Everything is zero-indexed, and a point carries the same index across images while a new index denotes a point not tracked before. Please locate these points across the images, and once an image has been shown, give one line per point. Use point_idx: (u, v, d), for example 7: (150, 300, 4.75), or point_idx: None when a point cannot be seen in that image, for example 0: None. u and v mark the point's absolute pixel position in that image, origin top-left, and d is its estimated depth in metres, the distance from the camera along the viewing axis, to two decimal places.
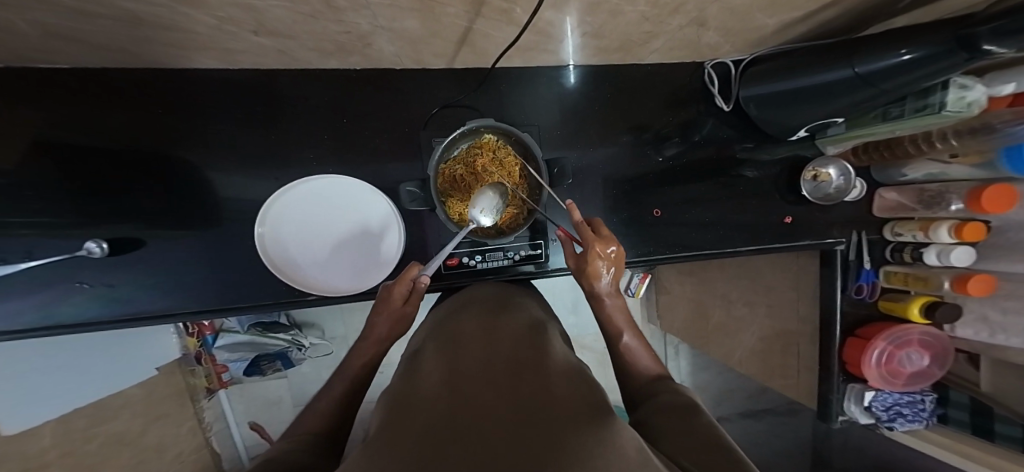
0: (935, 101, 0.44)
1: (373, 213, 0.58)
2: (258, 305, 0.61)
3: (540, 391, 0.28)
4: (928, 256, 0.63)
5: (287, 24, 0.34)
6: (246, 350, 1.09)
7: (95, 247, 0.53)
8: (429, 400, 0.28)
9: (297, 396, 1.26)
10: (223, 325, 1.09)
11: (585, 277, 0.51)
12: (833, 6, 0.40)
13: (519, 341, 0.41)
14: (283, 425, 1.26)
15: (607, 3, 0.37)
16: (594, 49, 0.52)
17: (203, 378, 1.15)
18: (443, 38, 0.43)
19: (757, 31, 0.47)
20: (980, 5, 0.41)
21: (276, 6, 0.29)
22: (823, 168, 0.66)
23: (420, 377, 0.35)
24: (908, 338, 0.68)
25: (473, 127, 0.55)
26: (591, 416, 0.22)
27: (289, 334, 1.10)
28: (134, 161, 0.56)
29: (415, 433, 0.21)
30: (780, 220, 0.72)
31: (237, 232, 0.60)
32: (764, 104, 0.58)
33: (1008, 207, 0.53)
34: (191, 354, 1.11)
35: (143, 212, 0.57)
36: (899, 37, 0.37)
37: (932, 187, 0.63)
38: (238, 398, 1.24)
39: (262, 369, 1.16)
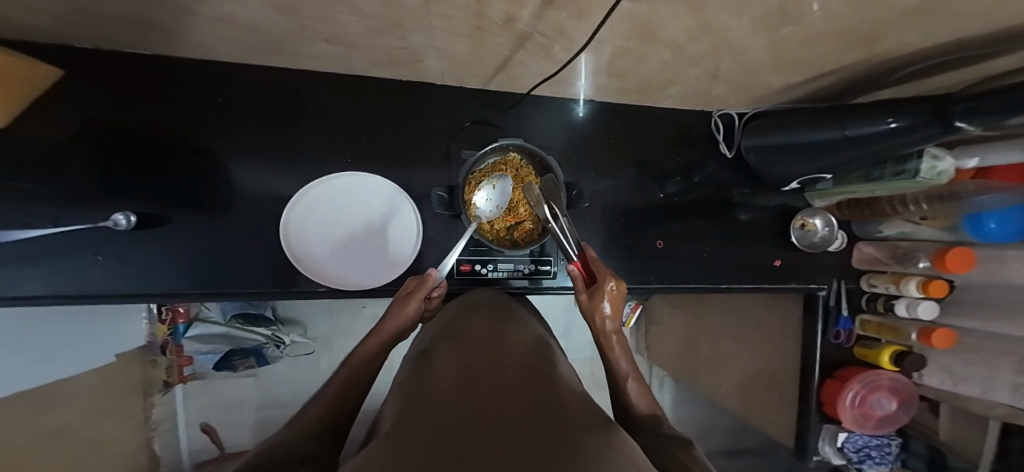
0: (911, 167, 0.50)
1: (393, 209, 0.60)
2: (257, 294, 0.60)
3: (553, 402, 0.28)
4: (899, 308, 0.69)
5: (355, 25, 0.37)
6: (219, 342, 1.06)
7: (122, 219, 0.52)
8: (442, 396, 0.28)
9: (264, 399, 1.19)
10: (199, 314, 1.04)
11: (596, 314, 0.51)
12: (831, 73, 0.47)
13: (523, 352, 0.41)
14: (240, 430, 1.18)
15: (638, 51, 0.42)
16: (617, 90, 0.57)
17: (164, 371, 1.08)
18: (484, 62, 0.47)
19: (762, 89, 0.53)
20: (959, 85, 0.48)
21: (350, 20, 0.35)
22: (809, 218, 0.73)
23: (430, 374, 0.36)
24: (878, 383, 0.72)
25: (502, 145, 0.59)
26: (596, 426, 0.23)
27: (270, 329, 1.07)
28: (163, 143, 0.56)
29: (431, 425, 0.21)
30: (770, 262, 0.77)
31: (251, 220, 0.60)
32: (765, 154, 0.63)
33: (969, 266, 0.59)
34: (158, 342, 1.05)
35: (161, 191, 0.56)
36: (886, 108, 0.43)
37: (905, 245, 0.70)
38: (198, 396, 1.15)
39: (233, 365, 1.10)
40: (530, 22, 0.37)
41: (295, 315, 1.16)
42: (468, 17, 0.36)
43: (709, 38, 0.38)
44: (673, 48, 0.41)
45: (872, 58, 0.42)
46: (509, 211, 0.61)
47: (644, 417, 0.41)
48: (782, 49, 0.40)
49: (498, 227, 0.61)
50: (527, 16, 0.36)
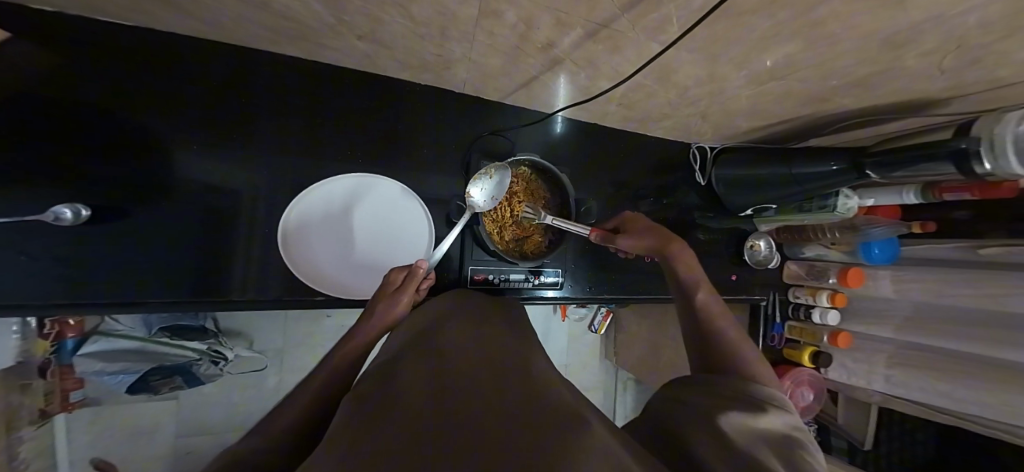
0: (833, 203, 0.64)
1: (393, 205, 0.58)
2: (226, 304, 0.51)
3: (531, 408, 0.22)
4: (814, 316, 0.85)
5: (400, 23, 0.37)
6: (134, 361, 0.76)
7: (69, 212, 0.41)
8: (396, 412, 0.21)
9: (188, 423, 0.91)
10: (100, 326, 0.72)
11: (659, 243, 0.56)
12: (787, 123, 0.58)
13: (510, 349, 0.36)
14: (150, 465, 0.88)
15: (650, 88, 0.49)
16: (622, 118, 0.63)
17: (41, 399, 0.68)
18: (512, 78, 0.50)
19: (733, 129, 0.63)
20: (863, 140, 0.64)
21: (397, 21, 0.37)
22: (756, 240, 0.85)
23: (396, 376, 0.29)
24: (801, 378, 0.86)
25: (519, 159, 0.60)
26: (578, 433, 0.19)
27: (206, 343, 0.82)
28: (118, 128, 0.44)
29: (373, 439, 0.17)
30: (728, 277, 0.86)
31: (225, 217, 0.51)
32: (731, 185, 0.73)
33: (858, 283, 0.77)
34: (35, 363, 0.65)
35: (107, 179, 0.44)
36: (828, 155, 0.55)
37: (819, 263, 0.85)
38: (88, 427, 0.81)
39: (152, 388, 0.80)
40: (567, 49, 0.40)
41: (235, 325, 0.92)
42: (513, 36, 0.39)
43: (708, 84, 0.46)
44: (680, 90, 0.48)
45: (815, 115, 0.54)
46: (518, 223, 0.63)
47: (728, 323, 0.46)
48: (759, 99, 0.49)
49: (505, 238, 0.61)
50: (566, 45, 0.39)
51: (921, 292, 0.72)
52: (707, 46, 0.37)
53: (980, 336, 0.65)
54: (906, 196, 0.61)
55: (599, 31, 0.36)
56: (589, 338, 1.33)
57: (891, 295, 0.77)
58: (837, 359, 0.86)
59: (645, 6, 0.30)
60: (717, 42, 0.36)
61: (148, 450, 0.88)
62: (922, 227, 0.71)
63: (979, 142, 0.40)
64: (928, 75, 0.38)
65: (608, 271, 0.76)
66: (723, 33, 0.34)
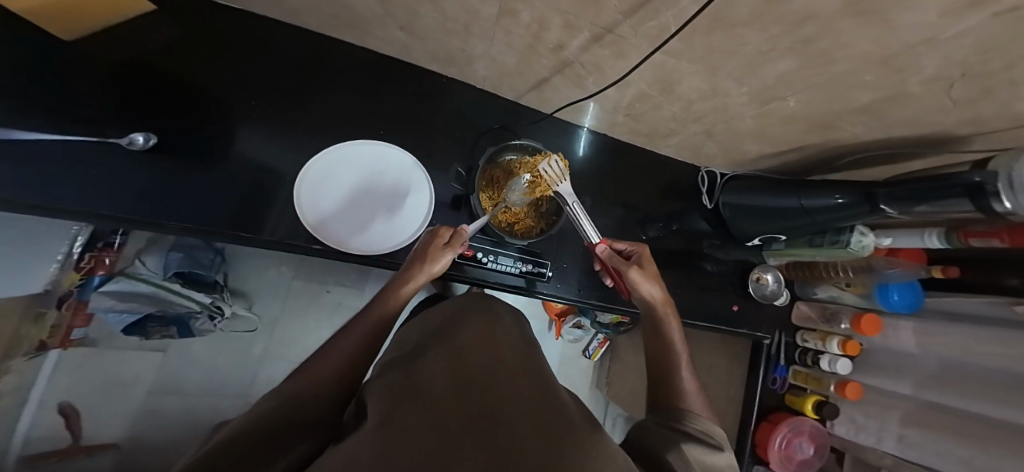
0: (844, 239, 0.61)
1: (401, 174, 0.61)
2: (254, 240, 0.53)
3: (547, 413, 0.26)
4: (823, 362, 0.78)
5: (430, 16, 0.41)
6: (142, 303, 0.80)
7: (143, 139, 0.46)
8: (440, 408, 0.25)
9: (165, 381, 0.90)
10: (126, 268, 0.80)
11: (653, 280, 0.56)
12: (798, 151, 0.58)
13: (519, 352, 0.41)
14: (114, 419, 0.85)
15: (655, 99, 0.51)
16: (630, 131, 0.64)
17: (46, 330, 0.75)
18: (526, 78, 0.53)
19: (742, 154, 0.63)
20: (879, 175, 0.58)
21: (425, 14, 0.41)
22: (762, 273, 0.82)
23: (419, 376, 0.33)
24: (801, 428, 0.81)
25: (523, 143, 0.64)
26: (574, 436, 0.23)
27: (209, 297, 0.87)
28: (170, 73, 0.50)
29: (414, 433, 0.21)
30: (731, 308, 0.82)
31: (236, 165, 0.53)
32: (739, 211, 0.72)
33: (874, 329, 0.71)
34: (58, 293, 0.74)
35: (152, 114, 0.49)
36: (835, 186, 0.54)
37: (832, 305, 0.79)
38: (75, 368, 0.82)
39: (146, 333, 0.85)
40: (576, 52, 0.43)
41: (241, 286, 0.96)
42: (527, 36, 0.42)
43: (713, 100, 0.47)
44: (684, 104, 0.50)
45: (825, 144, 0.53)
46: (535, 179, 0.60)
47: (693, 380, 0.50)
48: (766, 121, 0.50)
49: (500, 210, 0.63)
50: (575, 47, 0.42)
51: (943, 347, 0.66)
52: (707, 58, 0.38)
53: (989, 395, 0.59)
54: (929, 239, 0.58)
55: (604, 35, 0.39)
56: (582, 363, 1.30)
57: (913, 350, 0.72)
58: (847, 412, 0.82)
59: (645, 13, 0.33)
60: (718, 55, 0.37)
61: (119, 402, 0.86)
62: (945, 272, 0.68)
63: (998, 179, 0.37)
64: (935, 109, 0.38)
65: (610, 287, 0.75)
66: (723, 45, 0.35)
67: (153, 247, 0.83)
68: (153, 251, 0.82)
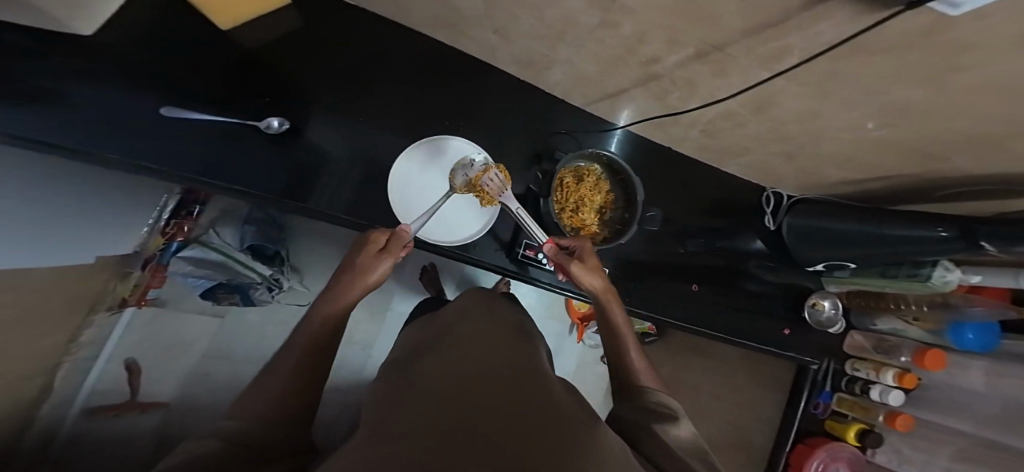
0: (924, 272, 0.59)
1: (481, 166, 0.60)
2: (330, 216, 0.52)
3: (550, 404, 0.23)
4: (873, 392, 0.75)
5: (522, 19, 0.39)
6: (212, 270, 0.83)
7: (278, 125, 0.48)
8: (446, 394, 0.22)
9: (219, 347, 0.96)
10: (201, 236, 0.83)
11: (591, 273, 0.48)
12: (886, 178, 0.54)
13: (524, 350, 0.37)
14: (169, 379, 0.91)
15: (741, 118, 0.48)
16: (698, 146, 0.61)
17: (128, 289, 0.80)
18: (602, 88, 0.51)
19: (819, 177, 0.59)
20: (985, 211, 0.54)
21: (521, 17, 0.39)
22: (819, 299, 0.78)
23: (421, 369, 0.30)
24: (839, 453, 0.79)
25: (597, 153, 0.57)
26: (583, 426, 0.20)
27: (270, 270, 0.89)
28: (266, 62, 0.51)
29: (409, 418, 0.19)
30: (779, 331, 0.78)
31: (291, 159, 0.51)
32: (805, 235, 0.68)
33: (936, 365, 0.67)
34: (145, 254, 0.79)
35: (248, 99, 0.49)
36: (932, 220, 0.50)
37: (892, 338, 0.76)
38: (144, 327, 0.88)
39: (216, 298, 0.89)
40: (669, 66, 0.41)
41: (298, 262, 0.98)
42: (619, 47, 0.40)
43: (809, 122, 0.44)
44: (774, 124, 0.47)
45: (924, 174, 0.49)
46: (573, 189, 0.56)
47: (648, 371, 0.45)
48: (862, 147, 0.46)
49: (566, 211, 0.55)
50: (670, 62, 0.40)
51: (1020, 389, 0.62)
52: (820, 81, 0.35)
53: None
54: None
55: (709, 53, 0.36)
56: (601, 369, 1.30)
57: (978, 391, 0.68)
58: (890, 442, 0.80)
59: (770, 33, 0.30)
60: (838, 79, 0.34)
61: (178, 362, 0.92)
62: None
63: None
64: None
65: (667, 302, 0.72)
66: (848, 70, 0.33)
67: (226, 218, 0.87)
68: (227, 224, 0.87)
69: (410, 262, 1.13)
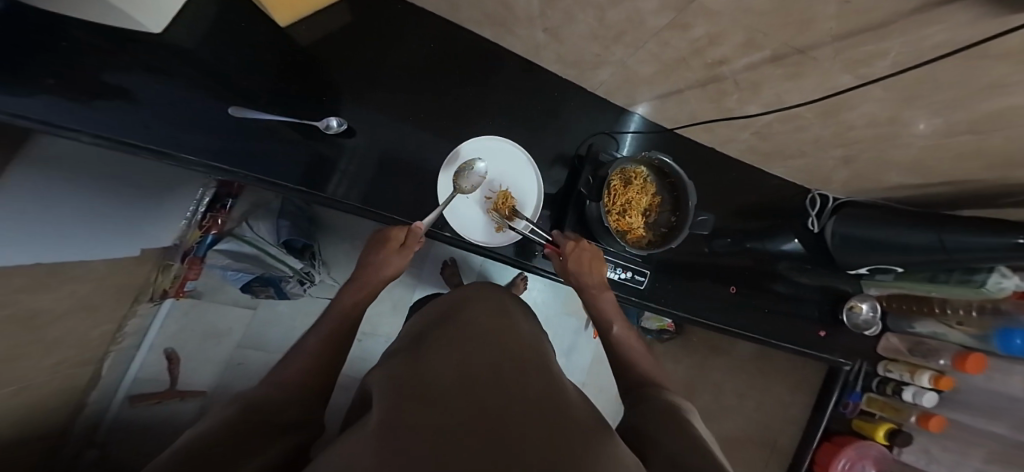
0: (978, 278, 0.56)
1: (519, 167, 0.57)
2: (377, 215, 0.51)
3: (545, 401, 0.25)
4: (905, 393, 0.75)
5: (583, 18, 0.37)
6: (251, 264, 0.85)
7: (335, 125, 0.48)
8: (445, 394, 0.23)
9: (252, 337, 0.96)
10: (234, 229, 0.84)
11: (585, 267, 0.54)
12: (948, 184, 0.51)
13: (521, 346, 0.38)
14: (206, 367, 0.92)
15: (804, 122, 0.46)
16: (746, 148, 0.59)
17: (169, 281, 0.82)
18: (654, 88, 0.49)
19: (874, 181, 0.57)
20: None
21: (581, 17, 0.37)
22: (858, 302, 0.76)
23: (423, 364, 0.31)
24: (867, 451, 0.80)
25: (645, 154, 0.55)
26: (579, 429, 0.21)
27: (302, 264, 0.89)
28: (307, 63, 0.49)
29: (410, 415, 0.19)
30: (817, 332, 0.78)
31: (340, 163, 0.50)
32: (852, 240, 0.66)
33: (976, 367, 0.67)
34: (184, 246, 0.81)
35: (288, 98, 0.47)
36: (1006, 228, 0.46)
37: (931, 342, 0.74)
38: (180, 317, 0.91)
39: (253, 292, 0.91)
40: (737, 69, 0.39)
41: (326, 255, 0.98)
42: (685, 49, 0.38)
43: (882, 127, 0.42)
44: (840, 129, 0.45)
45: (995, 183, 0.47)
46: (621, 193, 0.55)
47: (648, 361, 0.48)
48: (933, 153, 0.44)
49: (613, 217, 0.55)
50: (739, 65, 0.38)
51: None
52: (909, 87, 0.33)
53: None
54: None
55: (787, 56, 0.34)
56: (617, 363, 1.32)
57: None
58: (920, 443, 0.80)
59: (864, 39, 0.28)
60: (931, 84, 0.32)
61: (212, 351, 0.93)
62: None
63: None
64: None
65: (705, 303, 0.72)
66: (942, 77, 0.30)
67: (258, 212, 0.87)
68: (262, 218, 0.87)
69: (429, 260, 1.14)
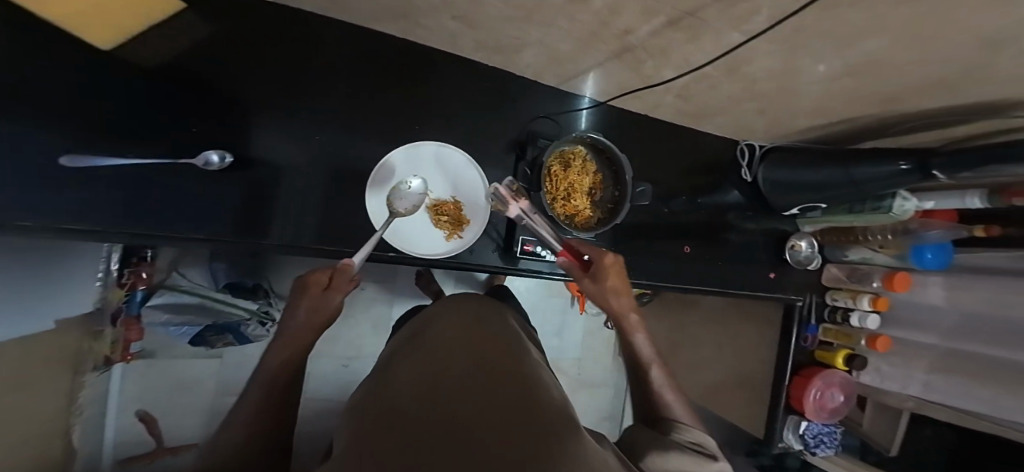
0: (887, 205, 0.63)
1: (452, 174, 0.58)
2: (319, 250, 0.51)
3: (528, 412, 0.23)
4: (853, 319, 0.82)
5: (493, 7, 0.37)
6: (196, 315, 0.80)
7: (216, 159, 0.42)
8: (416, 407, 0.23)
9: (224, 383, 0.96)
10: (166, 280, 0.81)
11: (612, 292, 0.50)
12: (851, 121, 0.57)
13: (500, 348, 0.37)
14: (185, 420, 0.93)
15: (716, 79, 0.49)
16: (674, 109, 0.63)
17: (108, 346, 0.78)
18: (577, 63, 0.51)
19: (789, 126, 0.62)
20: (937, 141, 0.59)
21: (490, 6, 0.37)
22: (798, 240, 0.83)
23: (394, 382, 0.30)
24: (832, 378, 0.86)
25: (578, 135, 0.57)
26: (548, 427, 0.21)
27: (257, 303, 0.86)
28: (208, 79, 0.44)
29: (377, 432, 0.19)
30: (767, 275, 0.84)
31: (275, 181, 0.48)
32: (779, 183, 0.72)
33: (903, 285, 0.75)
34: (110, 309, 0.77)
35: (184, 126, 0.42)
36: (894, 155, 0.54)
37: (863, 267, 0.82)
38: (141, 378, 0.89)
39: (208, 342, 0.86)
40: (643, 37, 0.41)
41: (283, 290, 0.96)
42: (593, 22, 0.39)
43: (781, 76, 0.45)
44: (747, 82, 0.48)
45: (884, 114, 0.52)
46: (561, 177, 0.57)
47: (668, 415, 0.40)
48: (827, 95, 0.49)
49: (557, 201, 0.57)
50: (644, 32, 0.40)
51: (974, 301, 0.71)
52: (791, 36, 0.36)
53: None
54: (970, 200, 0.60)
55: (682, 19, 0.36)
56: (605, 333, 1.40)
57: (938, 303, 0.77)
58: (872, 363, 0.87)
59: None
60: (806, 33, 0.35)
61: (187, 405, 0.93)
62: (983, 231, 0.68)
63: None
64: (1010, 80, 0.38)
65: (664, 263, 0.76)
66: (814, 24, 0.33)
67: (188, 258, 0.83)
68: (191, 264, 0.83)
69: (401, 273, 1.11)
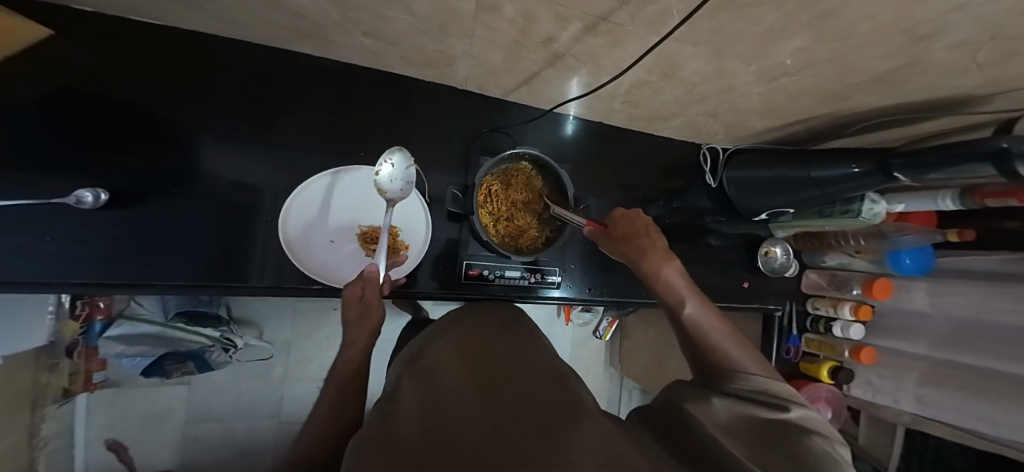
0: (856, 208, 0.60)
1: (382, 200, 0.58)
2: (245, 289, 0.52)
3: (536, 423, 0.23)
4: (836, 329, 0.79)
5: (404, 20, 0.37)
6: (151, 344, 0.81)
7: (90, 197, 0.42)
8: (426, 433, 0.22)
9: (195, 410, 0.94)
10: (124, 310, 0.80)
11: (632, 239, 0.53)
12: (805, 122, 0.55)
13: (503, 354, 0.38)
14: (158, 449, 0.91)
15: (655, 84, 0.48)
16: (625, 115, 0.62)
17: (66, 378, 0.78)
18: (514, 74, 0.50)
19: (746, 129, 0.61)
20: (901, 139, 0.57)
21: (401, 18, 0.36)
22: (771, 247, 0.80)
23: (401, 398, 0.30)
24: (818, 394, 0.81)
25: (518, 153, 0.55)
26: (556, 435, 0.21)
27: (219, 330, 0.86)
28: (138, 110, 0.46)
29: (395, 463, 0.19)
30: (740, 284, 0.81)
31: (212, 201, 0.50)
32: (744, 186, 0.71)
33: (885, 292, 0.71)
34: (65, 343, 0.75)
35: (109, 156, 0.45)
36: (849, 156, 0.51)
37: (842, 273, 0.79)
38: (107, 408, 0.87)
39: (165, 371, 0.86)
40: (567, 44, 0.40)
41: (248, 315, 0.96)
42: (512, 31, 0.38)
43: (717, 80, 0.44)
44: (686, 86, 0.47)
45: (836, 115, 0.51)
46: (505, 197, 0.56)
47: (732, 353, 0.39)
48: (772, 97, 0.47)
49: (498, 222, 0.56)
50: (565, 39, 0.39)
51: (958, 306, 0.67)
52: (712, 39, 0.35)
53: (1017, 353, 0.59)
54: (942, 201, 0.58)
55: (598, 24, 0.35)
56: (593, 344, 1.37)
57: (925, 309, 0.73)
58: (861, 375, 0.83)
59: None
60: (725, 36, 0.34)
61: (156, 435, 0.91)
62: (958, 235, 0.65)
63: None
64: (954, 75, 0.35)
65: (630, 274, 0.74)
66: (732, 26, 0.32)
67: None
68: None
69: None
